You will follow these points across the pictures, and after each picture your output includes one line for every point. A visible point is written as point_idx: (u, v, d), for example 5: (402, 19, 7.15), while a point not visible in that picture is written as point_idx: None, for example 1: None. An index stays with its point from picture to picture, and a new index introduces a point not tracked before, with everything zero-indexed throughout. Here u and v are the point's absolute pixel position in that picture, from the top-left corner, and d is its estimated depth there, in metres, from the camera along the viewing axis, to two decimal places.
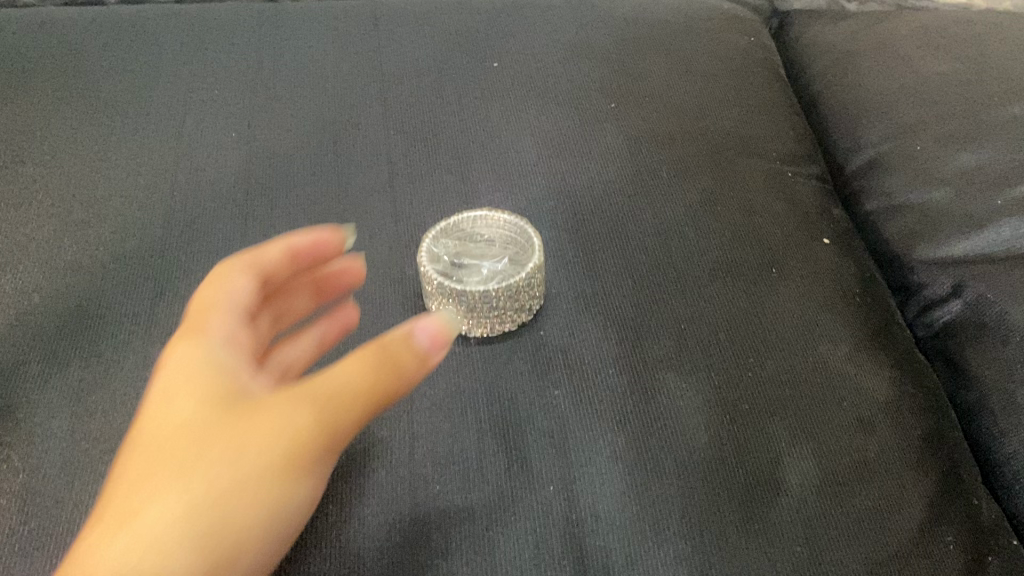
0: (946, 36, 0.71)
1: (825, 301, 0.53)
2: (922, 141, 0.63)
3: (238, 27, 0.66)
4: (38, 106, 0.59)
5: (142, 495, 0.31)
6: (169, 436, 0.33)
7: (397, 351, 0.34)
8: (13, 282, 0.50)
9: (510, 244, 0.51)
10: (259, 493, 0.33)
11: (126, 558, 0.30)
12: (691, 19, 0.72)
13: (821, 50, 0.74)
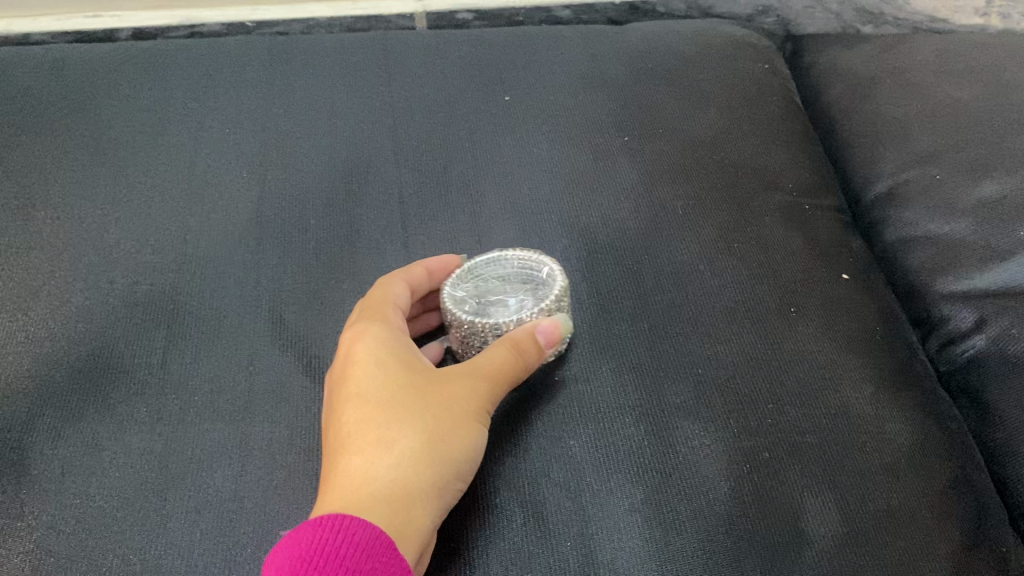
0: (963, 60, 0.70)
1: (846, 341, 0.52)
2: (940, 171, 0.62)
3: (248, 64, 0.66)
4: (50, 148, 0.59)
5: (383, 432, 0.40)
6: (387, 393, 0.41)
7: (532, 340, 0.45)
8: (24, 331, 0.49)
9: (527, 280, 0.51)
10: (452, 455, 0.41)
11: (389, 471, 0.39)
12: (704, 47, 0.71)
13: (835, 77, 0.74)
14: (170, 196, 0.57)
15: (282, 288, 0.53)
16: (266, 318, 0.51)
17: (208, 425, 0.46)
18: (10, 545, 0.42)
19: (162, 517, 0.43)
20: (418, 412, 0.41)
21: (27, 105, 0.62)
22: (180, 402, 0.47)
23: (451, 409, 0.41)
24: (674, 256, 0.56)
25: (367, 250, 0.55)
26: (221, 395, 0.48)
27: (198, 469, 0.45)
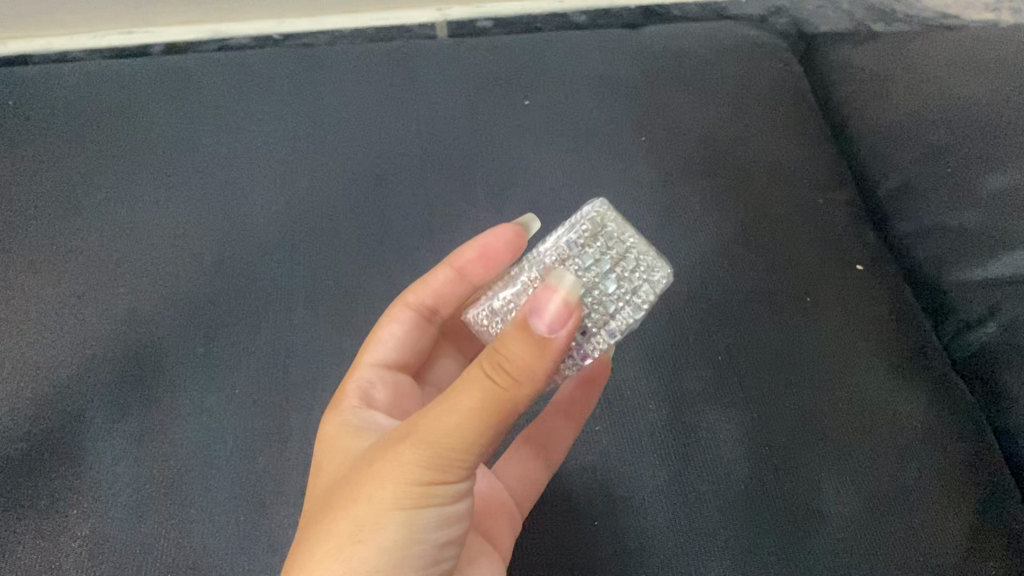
0: (974, 56, 0.71)
1: (860, 328, 0.54)
2: (951, 163, 0.64)
3: (278, 73, 0.69)
4: (92, 159, 0.62)
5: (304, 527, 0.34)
6: (332, 487, 0.35)
7: (507, 357, 0.31)
8: (75, 331, 0.52)
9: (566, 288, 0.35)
10: (362, 533, 0.32)
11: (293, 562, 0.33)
12: (717, 48, 0.73)
13: (847, 74, 0.75)
14: (207, 202, 0.60)
15: (315, 286, 0.55)
16: (301, 315, 0.53)
17: (250, 416, 0.49)
18: (70, 532, 0.44)
19: (210, 506, 0.46)
20: (340, 496, 0.34)
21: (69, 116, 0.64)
22: (223, 395, 0.50)
23: (367, 482, 0.33)
24: (691, 251, 0.58)
25: (396, 250, 0.57)
26: (261, 387, 0.50)
27: (242, 459, 0.47)
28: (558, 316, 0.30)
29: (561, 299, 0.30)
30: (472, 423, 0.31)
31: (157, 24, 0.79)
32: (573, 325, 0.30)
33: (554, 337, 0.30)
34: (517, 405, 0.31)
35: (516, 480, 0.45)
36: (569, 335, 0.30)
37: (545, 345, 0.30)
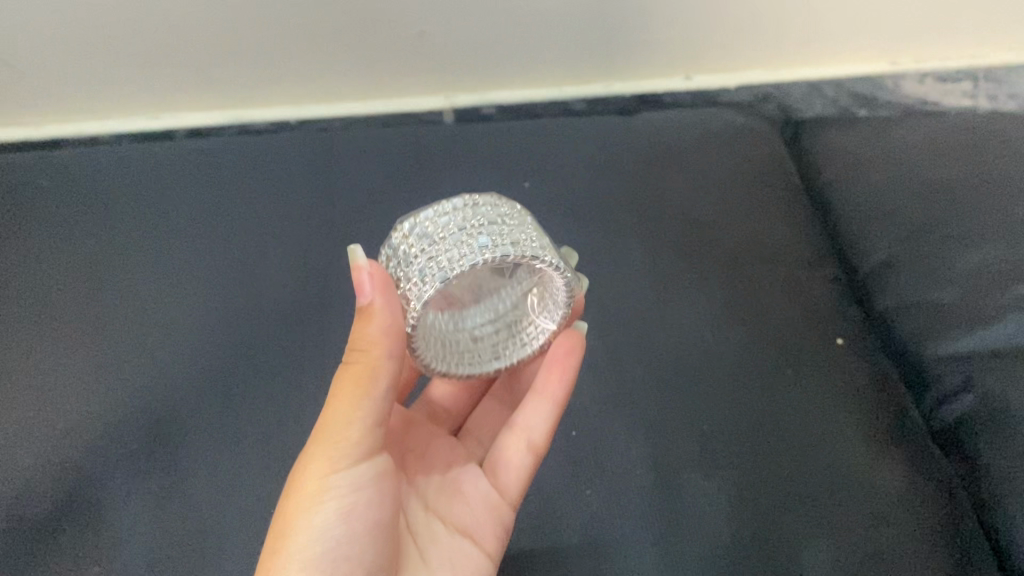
0: (969, 159, 0.75)
1: (854, 421, 0.56)
2: (954, 262, 0.66)
3: (292, 156, 0.73)
4: (117, 238, 0.66)
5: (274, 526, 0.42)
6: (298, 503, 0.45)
7: (356, 338, 0.41)
8: (98, 400, 0.55)
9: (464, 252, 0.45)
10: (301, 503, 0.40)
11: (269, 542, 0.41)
12: (711, 140, 0.77)
13: (846, 162, 0.78)
14: (227, 272, 0.63)
15: (323, 357, 0.58)
16: (309, 384, 0.57)
17: (260, 481, 0.52)
18: None
19: (221, 566, 0.48)
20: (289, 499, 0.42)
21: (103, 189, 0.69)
22: (233, 460, 0.53)
23: (297, 474, 0.41)
24: (679, 325, 0.61)
25: None
26: (271, 453, 0.53)
27: (250, 517, 0.50)
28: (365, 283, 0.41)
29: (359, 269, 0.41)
30: (344, 405, 0.40)
31: (184, 104, 0.84)
32: (376, 287, 0.41)
33: (364, 302, 0.41)
34: (376, 369, 0.40)
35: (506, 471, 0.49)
36: (380, 294, 0.41)
37: (362, 309, 0.41)
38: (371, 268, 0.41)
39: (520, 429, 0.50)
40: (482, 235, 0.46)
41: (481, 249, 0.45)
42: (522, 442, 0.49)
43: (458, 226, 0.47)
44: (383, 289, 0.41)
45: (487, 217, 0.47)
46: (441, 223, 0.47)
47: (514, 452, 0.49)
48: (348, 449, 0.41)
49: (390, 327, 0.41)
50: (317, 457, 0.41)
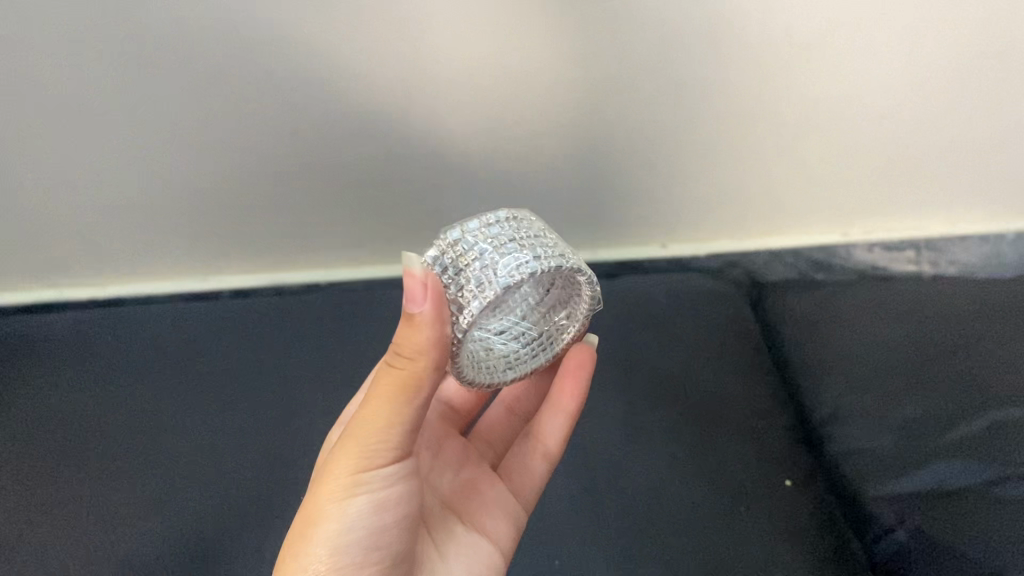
0: (937, 339, 0.84)
1: (809, 572, 0.65)
2: (919, 435, 0.74)
3: (325, 321, 0.87)
4: (178, 396, 0.80)
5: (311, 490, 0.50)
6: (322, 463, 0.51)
7: (405, 341, 0.45)
8: (161, 538, 0.68)
9: (502, 253, 0.51)
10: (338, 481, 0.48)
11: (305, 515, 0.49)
12: (698, 306, 0.89)
13: (827, 323, 0.88)
14: (276, 426, 0.77)
15: None
16: None
17: None
18: None
19: None
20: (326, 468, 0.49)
21: (176, 351, 0.84)
22: None
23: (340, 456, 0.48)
24: (650, 472, 0.71)
25: None
26: None
27: None
28: (423, 293, 0.45)
29: (418, 283, 0.45)
30: (384, 408, 0.47)
31: (236, 272, 0.99)
32: (433, 298, 0.45)
33: (417, 312, 0.45)
34: (419, 375, 0.46)
35: (525, 471, 0.66)
36: (434, 307, 0.45)
37: (416, 318, 0.45)
38: (425, 280, 0.45)
39: (538, 440, 0.66)
40: (528, 248, 0.52)
41: (536, 258, 0.51)
42: (535, 451, 0.66)
43: (502, 236, 0.53)
44: (434, 300, 0.45)
45: (525, 231, 0.54)
46: (490, 234, 0.53)
47: (531, 463, 0.66)
48: (383, 446, 0.48)
49: (437, 337, 0.45)
50: (353, 447, 0.48)
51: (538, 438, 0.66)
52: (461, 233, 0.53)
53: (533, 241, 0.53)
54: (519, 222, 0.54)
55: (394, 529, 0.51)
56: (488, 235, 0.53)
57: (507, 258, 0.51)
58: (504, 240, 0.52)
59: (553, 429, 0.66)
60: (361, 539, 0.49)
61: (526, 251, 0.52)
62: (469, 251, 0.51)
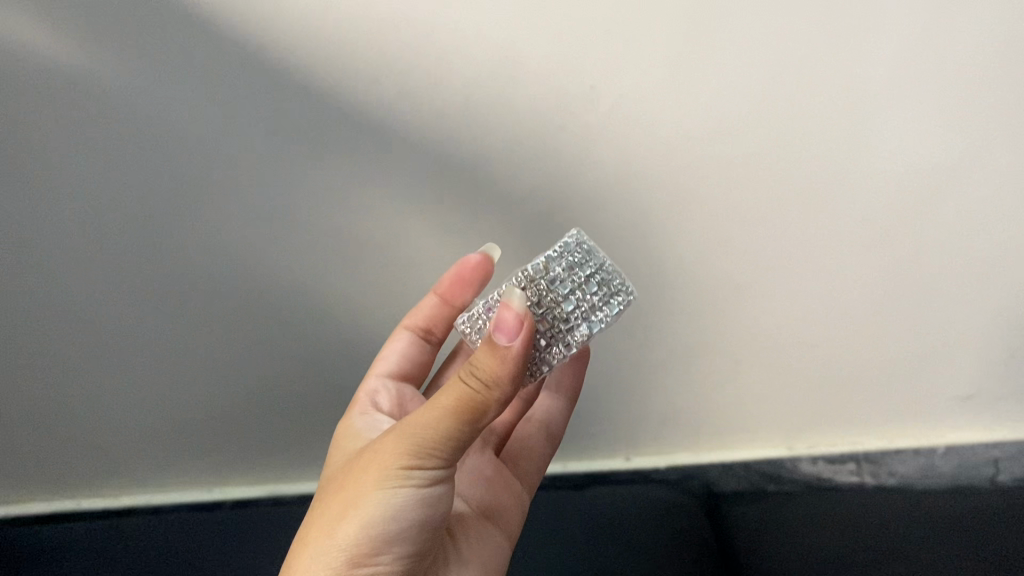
0: (880, 549, 0.93)
1: None
2: None
3: None
4: None
5: (354, 483, 0.57)
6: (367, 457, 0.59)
7: (480, 367, 0.53)
8: None
9: (573, 278, 0.62)
10: (384, 482, 0.56)
11: (349, 501, 0.57)
12: (661, 515, 0.99)
13: (778, 530, 0.98)
14: None
15: None
16: None
17: None
18: None
19: None
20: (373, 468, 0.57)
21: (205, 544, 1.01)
22: None
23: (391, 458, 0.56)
24: None
25: None
26: None
27: None
28: (514, 328, 0.53)
29: (513, 321, 0.53)
30: (445, 421, 0.54)
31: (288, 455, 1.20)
32: (522, 334, 0.53)
33: (509, 347, 0.52)
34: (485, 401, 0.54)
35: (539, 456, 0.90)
36: (520, 343, 0.53)
37: (500, 350, 0.52)
38: (518, 320, 0.53)
39: (546, 423, 0.92)
40: (604, 281, 0.63)
41: (603, 304, 0.62)
42: (545, 438, 0.91)
43: (576, 272, 0.63)
44: (524, 336, 0.53)
45: (590, 260, 0.63)
46: (559, 269, 0.63)
47: (543, 446, 0.90)
48: (438, 455, 0.55)
49: (512, 371, 0.53)
50: (406, 443, 0.55)
51: (548, 432, 0.92)
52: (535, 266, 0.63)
53: (599, 276, 0.63)
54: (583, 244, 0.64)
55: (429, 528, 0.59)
56: (559, 269, 0.63)
57: (580, 304, 0.62)
58: (576, 268, 0.63)
59: (553, 413, 0.93)
60: (401, 531, 0.57)
61: (598, 291, 0.62)
62: (554, 286, 0.62)
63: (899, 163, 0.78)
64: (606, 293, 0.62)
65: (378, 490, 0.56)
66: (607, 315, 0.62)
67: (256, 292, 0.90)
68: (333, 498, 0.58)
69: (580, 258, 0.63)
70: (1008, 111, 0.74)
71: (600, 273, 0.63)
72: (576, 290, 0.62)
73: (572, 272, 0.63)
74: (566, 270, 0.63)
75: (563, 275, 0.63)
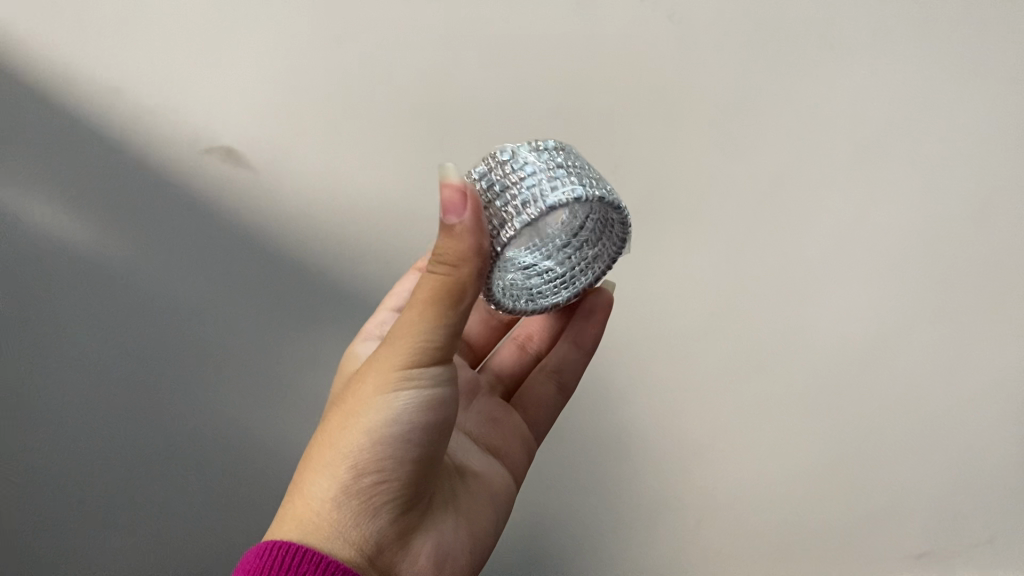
0: None
1: None
2: None
3: None
4: None
5: (350, 400, 0.59)
6: (361, 374, 0.60)
7: (445, 251, 0.55)
8: None
9: (541, 163, 0.66)
10: (379, 393, 0.57)
11: (346, 417, 0.58)
12: None
13: None
14: None
15: None
16: None
17: None
18: None
19: None
20: (368, 381, 0.58)
21: None
22: None
23: (384, 365, 0.57)
24: None
25: None
26: None
27: None
28: (457, 200, 0.54)
29: (456, 193, 0.54)
30: (428, 314, 0.55)
31: None
32: (465, 208, 0.54)
33: (458, 221, 0.54)
34: (463, 285, 0.55)
35: (544, 405, 0.90)
36: (470, 218, 0.54)
37: (455, 227, 0.54)
38: (460, 190, 0.54)
39: (563, 372, 0.90)
40: (589, 173, 0.68)
41: (562, 186, 0.64)
42: (556, 385, 0.90)
43: (551, 159, 0.67)
44: (470, 209, 0.55)
45: (575, 158, 0.69)
46: (525, 153, 0.67)
47: (547, 399, 0.90)
48: (432, 351, 0.57)
49: (474, 245, 0.55)
50: (397, 355, 0.57)
51: (562, 387, 0.90)
52: (504, 150, 0.67)
53: (564, 168, 0.66)
54: (559, 148, 0.68)
55: (438, 428, 0.59)
56: (524, 155, 0.67)
57: (543, 189, 0.64)
58: (543, 157, 0.67)
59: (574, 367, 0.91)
60: (411, 434, 0.57)
61: (559, 177, 0.65)
62: (521, 169, 0.66)
63: (837, 343, 1.00)
64: (570, 180, 0.65)
65: (374, 401, 0.57)
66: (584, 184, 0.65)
67: (222, 484, 1.03)
68: (329, 421, 0.60)
69: (550, 155, 0.67)
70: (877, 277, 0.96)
71: (571, 169, 0.66)
72: (539, 174, 0.65)
73: (538, 162, 0.66)
74: (530, 159, 0.66)
75: (528, 159, 0.66)
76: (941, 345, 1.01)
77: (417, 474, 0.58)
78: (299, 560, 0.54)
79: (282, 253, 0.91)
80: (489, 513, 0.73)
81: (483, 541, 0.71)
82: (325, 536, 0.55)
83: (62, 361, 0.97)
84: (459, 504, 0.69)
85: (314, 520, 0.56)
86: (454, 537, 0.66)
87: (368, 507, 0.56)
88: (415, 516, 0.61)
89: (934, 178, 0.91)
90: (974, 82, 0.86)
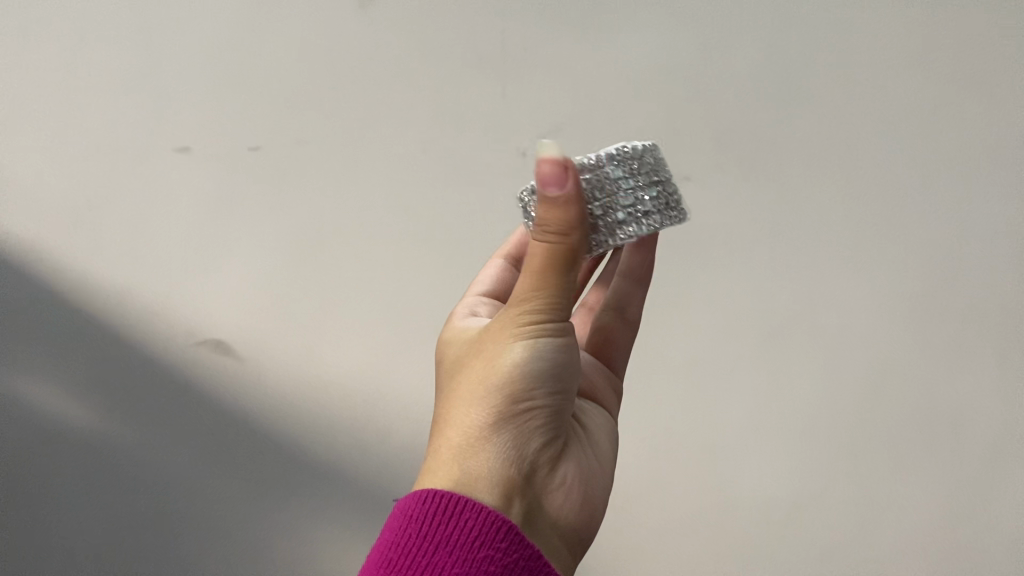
0: None
1: None
2: None
3: None
4: None
5: (485, 354, 0.67)
6: (480, 336, 0.69)
7: (548, 217, 0.60)
8: None
9: (633, 170, 0.65)
10: (518, 344, 0.64)
11: (486, 365, 0.66)
12: None
13: None
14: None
15: None
16: None
17: None
18: None
19: None
20: (500, 336, 0.66)
21: None
22: None
23: (511, 320, 0.65)
24: None
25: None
26: None
27: None
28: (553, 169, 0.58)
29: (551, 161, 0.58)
30: (552, 278, 0.62)
31: None
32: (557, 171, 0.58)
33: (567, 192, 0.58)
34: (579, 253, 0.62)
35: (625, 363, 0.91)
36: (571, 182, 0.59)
37: (558, 195, 0.59)
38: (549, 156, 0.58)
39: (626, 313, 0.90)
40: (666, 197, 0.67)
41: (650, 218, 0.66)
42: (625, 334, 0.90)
43: (647, 169, 0.66)
44: (572, 177, 0.59)
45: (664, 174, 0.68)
46: (618, 163, 0.65)
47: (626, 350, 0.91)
48: (562, 307, 0.64)
49: (579, 212, 0.60)
50: (522, 304, 0.64)
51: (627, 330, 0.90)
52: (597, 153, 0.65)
53: (652, 181, 0.66)
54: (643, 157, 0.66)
55: (569, 373, 0.67)
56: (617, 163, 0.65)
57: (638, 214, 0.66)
58: (635, 170, 0.65)
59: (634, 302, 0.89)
60: (545, 383, 0.65)
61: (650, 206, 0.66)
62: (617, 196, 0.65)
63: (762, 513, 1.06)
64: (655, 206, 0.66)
65: (513, 351, 0.65)
66: (655, 219, 0.66)
67: None
68: (462, 372, 0.69)
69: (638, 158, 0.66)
70: (798, 455, 1.05)
71: (657, 176, 0.66)
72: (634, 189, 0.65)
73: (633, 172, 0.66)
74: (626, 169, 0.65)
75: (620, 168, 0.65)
76: (877, 529, 1.05)
77: (553, 409, 0.66)
78: (462, 509, 0.60)
79: (254, 430, 1.01)
80: (608, 454, 0.79)
81: (608, 480, 0.76)
82: (486, 459, 0.63)
83: (58, 527, 1.07)
84: (585, 448, 0.75)
85: (469, 456, 0.64)
86: (584, 474, 0.72)
87: (518, 435, 0.64)
88: (550, 454, 0.68)
89: (836, 362, 1.01)
90: (846, 284, 0.98)
